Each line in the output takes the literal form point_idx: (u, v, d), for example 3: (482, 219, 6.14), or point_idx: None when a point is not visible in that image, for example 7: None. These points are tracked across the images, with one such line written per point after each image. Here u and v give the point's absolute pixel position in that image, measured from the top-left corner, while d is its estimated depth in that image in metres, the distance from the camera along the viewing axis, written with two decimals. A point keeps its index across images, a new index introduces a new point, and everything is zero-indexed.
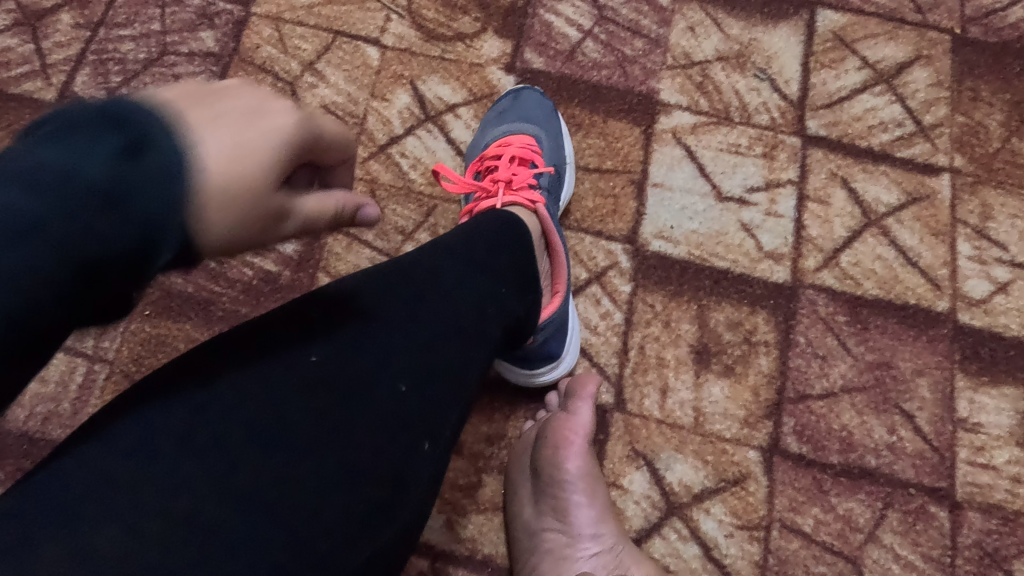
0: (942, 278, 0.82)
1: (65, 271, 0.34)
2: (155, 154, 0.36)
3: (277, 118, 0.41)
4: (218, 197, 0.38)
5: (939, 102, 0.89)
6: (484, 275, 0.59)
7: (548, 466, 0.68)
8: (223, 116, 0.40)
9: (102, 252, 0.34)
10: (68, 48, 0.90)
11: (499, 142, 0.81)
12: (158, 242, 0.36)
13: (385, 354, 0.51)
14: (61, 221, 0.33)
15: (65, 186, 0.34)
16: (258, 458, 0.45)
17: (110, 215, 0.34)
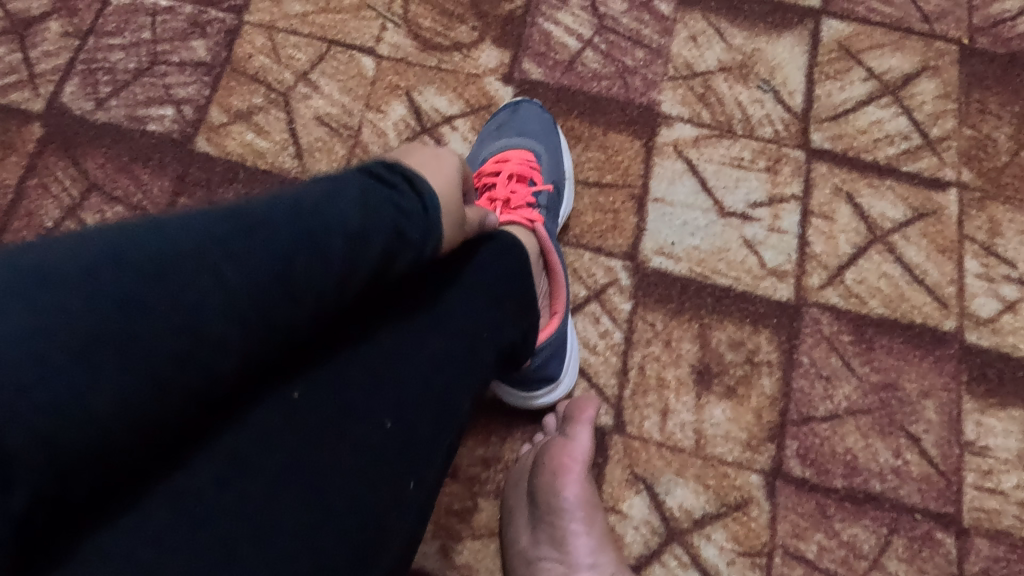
0: (949, 296, 0.80)
1: (358, 270, 0.43)
2: (419, 187, 0.48)
3: (457, 168, 0.54)
4: (448, 215, 0.50)
5: (947, 114, 0.87)
6: (477, 300, 0.57)
7: (546, 492, 0.67)
8: (431, 160, 0.52)
9: (386, 255, 0.44)
10: (56, 57, 0.88)
11: (497, 158, 0.79)
12: (417, 253, 0.47)
13: (373, 390, 0.48)
14: (365, 228, 0.43)
15: (363, 202, 0.44)
16: (243, 505, 0.40)
17: (397, 226, 0.45)
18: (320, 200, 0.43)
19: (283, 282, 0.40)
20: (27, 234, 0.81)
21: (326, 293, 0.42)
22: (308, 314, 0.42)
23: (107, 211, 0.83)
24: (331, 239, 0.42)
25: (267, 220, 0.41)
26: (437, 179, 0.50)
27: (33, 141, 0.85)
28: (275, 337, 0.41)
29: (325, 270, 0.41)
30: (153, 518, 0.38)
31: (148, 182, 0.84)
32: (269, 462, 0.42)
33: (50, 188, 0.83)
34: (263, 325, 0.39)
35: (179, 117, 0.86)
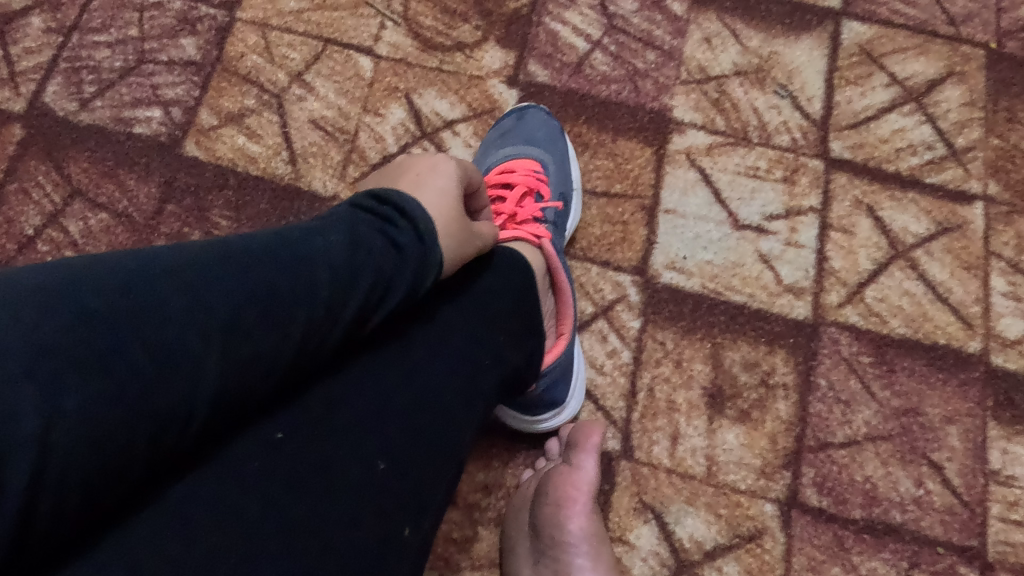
0: (973, 316, 0.76)
1: (348, 301, 0.43)
2: (414, 212, 0.48)
3: (453, 177, 0.54)
4: (449, 226, 0.50)
5: (973, 123, 0.83)
6: (478, 323, 0.53)
7: (550, 525, 0.63)
8: (423, 175, 0.53)
9: (377, 286, 0.45)
10: (38, 55, 0.83)
11: (501, 167, 0.76)
12: (411, 282, 0.46)
13: (365, 425, 0.44)
14: (349, 259, 0.44)
15: (353, 235, 0.45)
16: (213, 556, 0.36)
17: (388, 255, 0.46)
18: (309, 236, 0.44)
19: (267, 315, 0.40)
20: (6, 242, 0.77)
21: (316, 327, 0.42)
22: (299, 348, 0.41)
23: (91, 218, 0.79)
24: (314, 271, 0.42)
25: (254, 257, 0.41)
26: (430, 193, 0.51)
27: (13, 144, 0.81)
28: (263, 374, 0.40)
29: (311, 303, 0.41)
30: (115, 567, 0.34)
31: (134, 188, 0.80)
32: (245, 505, 0.39)
33: (31, 194, 0.79)
34: (250, 360, 0.39)
35: (167, 119, 0.82)
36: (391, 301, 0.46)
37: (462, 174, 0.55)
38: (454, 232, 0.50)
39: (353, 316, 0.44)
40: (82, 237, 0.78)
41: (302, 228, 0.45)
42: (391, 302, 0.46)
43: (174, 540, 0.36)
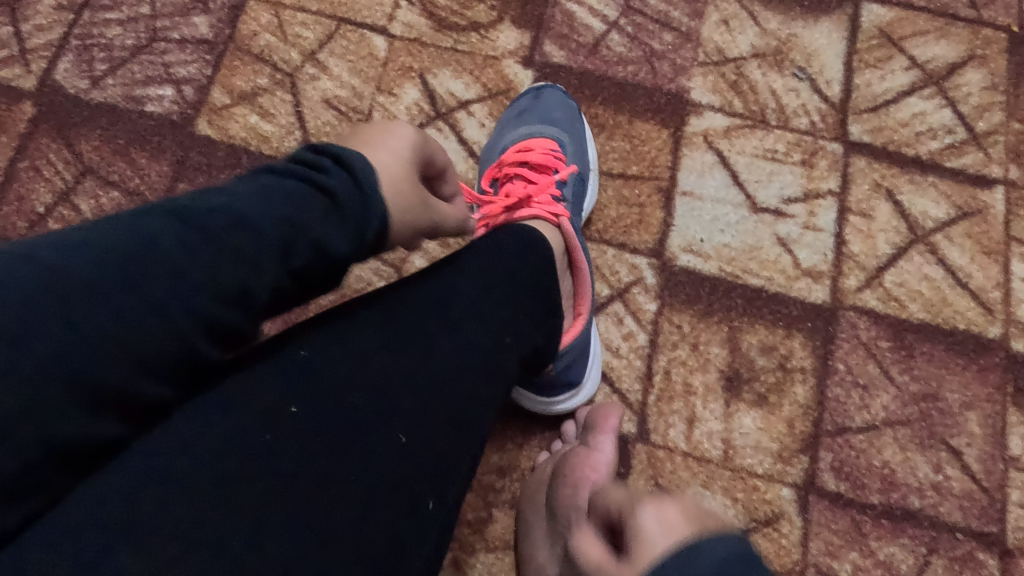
0: (994, 301, 0.75)
1: (269, 252, 0.40)
2: (349, 155, 0.45)
3: (409, 140, 0.50)
4: (393, 193, 0.46)
5: (994, 107, 0.82)
6: (498, 301, 0.53)
7: (566, 505, 0.62)
8: (374, 135, 0.49)
9: (305, 233, 0.42)
10: (49, 32, 0.83)
11: (518, 146, 0.75)
12: (350, 228, 0.43)
13: (375, 398, 0.43)
14: (263, 209, 0.41)
15: (266, 187, 0.42)
16: (219, 535, 0.36)
17: (315, 200, 0.43)
18: (226, 192, 0.42)
19: (167, 275, 0.38)
20: (18, 219, 0.77)
21: (233, 282, 0.39)
22: (213, 305, 0.39)
23: (102, 196, 0.78)
24: (225, 225, 0.40)
25: (155, 222, 0.39)
26: (380, 155, 0.47)
27: (24, 121, 0.80)
28: (172, 336, 0.38)
29: (222, 258, 0.39)
30: (108, 552, 0.34)
31: (146, 166, 0.79)
32: (260, 480, 0.38)
33: (42, 171, 0.78)
34: (147, 320, 0.37)
35: (179, 97, 0.81)
36: (327, 248, 0.42)
37: (423, 139, 0.51)
38: (399, 200, 0.46)
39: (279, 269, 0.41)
40: (93, 215, 0.77)
41: (216, 188, 0.42)
42: (326, 248, 0.42)
43: (175, 519, 0.36)
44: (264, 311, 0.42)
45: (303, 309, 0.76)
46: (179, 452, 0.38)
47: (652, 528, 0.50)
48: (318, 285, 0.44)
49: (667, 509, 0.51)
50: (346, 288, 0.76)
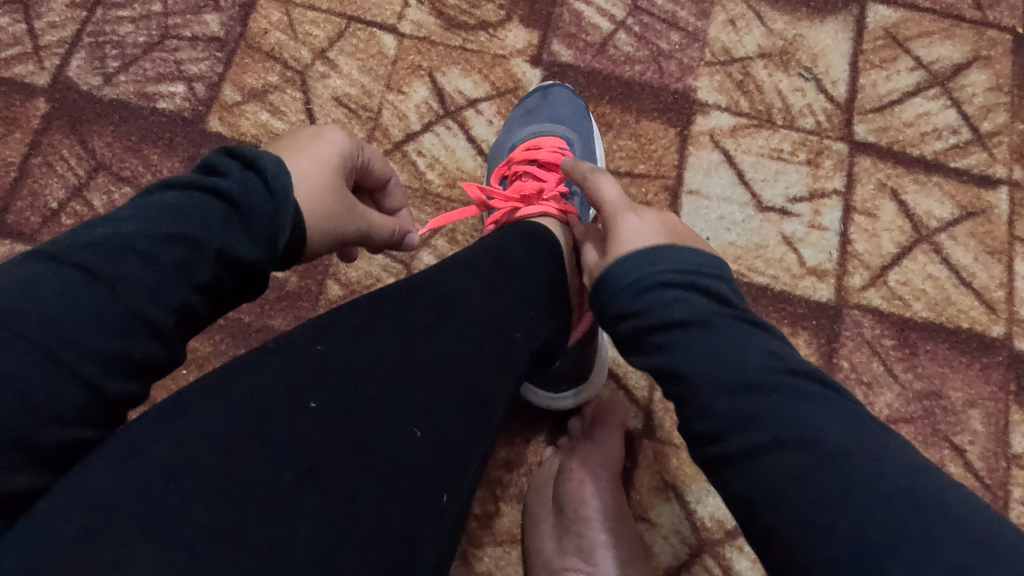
0: (997, 300, 0.76)
1: (172, 275, 0.40)
2: (260, 159, 0.45)
3: (337, 147, 0.53)
4: (318, 195, 0.49)
5: (998, 108, 0.83)
6: (507, 297, 0.53)
7: (573, 500, 0.64)
8: (303, 141, 0.52)
9: (209, 247, 0.41)
10: (62, 29, 0.83)
11: (526, 144, 0.76)
12: (258, 235, 0.44)
13: (385, 392, 0.44)
14: (155, 233, 0.40)
15: (163, 204, 0.42)
16: (239, 526, 0.37)
17: (216, 210, 0.43)
18: (117, 220, 0.41)
19: (62, 318, 0.37)
20: (31, 214, 0.77)
21: (138, 310, 0.39)
22: (113, 337, 0.38)
23: (114, 192, 0.79)
24: (126, 255, 0.39)
25: (47, 266, 0.38)
26: (307, 159, 0.50)
27: (37, 117, 0.81)
28: (69, 377, 0.36)
29: (123, 289, 0.39)
30: (132, 544, 0.34)
31: (158, 162, 0.80)
32: (276, 475, 0.39)
33: (55, 167, 0.79)
34: (39, 368, 0.35)
35: (190, 94, 0.82)
36: (234, 258, 0.42)
37: (351, 148, 0.54)
38: (326, 203, 0.49)
39: (184, 290, 0.41)
40: (106, 210, 0.78)
41: (112, 212, 0.42)
42: (235, 258, 0.42)
43: (193, 515, 0.36)
44: (176, 331, 0.41)
45: (313, 306, 0.76)
46: (194, 449, 0.38)
47: (631, 233, 0.53)
48: (230, 295, 0.44)
49: (649, 219, 0.55)
50: (355, 285, 0.77)
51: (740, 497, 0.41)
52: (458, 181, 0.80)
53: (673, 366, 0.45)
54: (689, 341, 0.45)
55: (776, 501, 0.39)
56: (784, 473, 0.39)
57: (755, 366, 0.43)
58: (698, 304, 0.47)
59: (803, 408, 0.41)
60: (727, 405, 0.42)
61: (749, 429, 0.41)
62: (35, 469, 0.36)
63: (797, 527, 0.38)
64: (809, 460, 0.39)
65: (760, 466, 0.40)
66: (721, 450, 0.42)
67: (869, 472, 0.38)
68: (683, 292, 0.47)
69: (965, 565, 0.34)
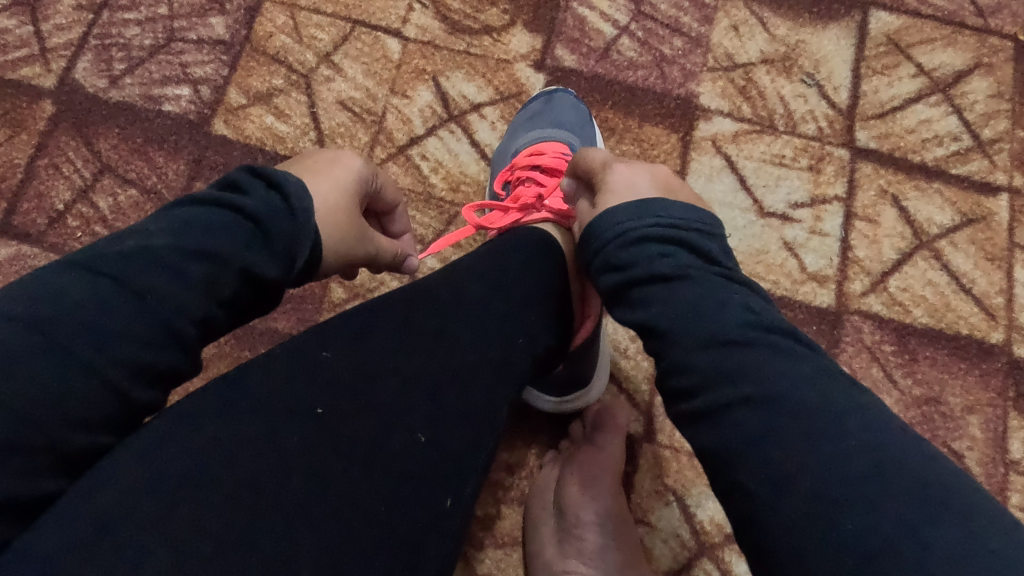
0: (997, 306, 0.77)
1: (194, 288, 0.41)
2: (284, 179, 0.46)
3: (354, 171, 0.53)
4: (335, 219, 0.50)
5: (1000, 115, 0.83)
6: (512, 303, 0.54)
7: (574, 504, 0.65)
8: (322, 164, 0.52)
9: (230, 262, 0.42)
10: (69, 32, 0.84)
11: (529, 150, 0.76)
12: (280, 252, 0.44)
13: (391, 399, 0.45)
14: (180, 246, 0.41)
15: (188, 220, 0.42)
16: (247, 534, 0.37)
17: (240, 227, 0.43)
18: (141, 233, 0.42)
19: (87, 327, 0.38)
20: (37, 216, 0.78)
21: (161, 322, 0.40)
22: (137, 347, 0.39)
23: (120, 194, 0.79)
24: (149, 268, 0.40)
25: (72, 277, 0.39)
26: (324, 183, 0.50)
27: (44, 119, 0.81)
28: (95, 385, 0.37)
29: (146, 302, 0.39)
30: (144, 550, 0.35)
31: (163, 165, 0.80)
32: (280, 481, 0.39)
33: (61, 169, 0.80)
34: (67, 374, 0.37)
35: (196, 97, 0.82)
36: (255, 275, 0.43)
37: (368, 172, 0.55)
38: (341, 228, 0.50)
39: (206, 301, 0.41)
40: (112, 212, 0.79)
41: (138, 226, 0.43)
42: (257, 276, 0.43)
43: (204, 522, 0.37)
44: (197, 342, 0.42)
45: (316, 308, 0.77)
46: (203, 456, 0.39)
47: (624, 188, 0.54)
48: (250, 308, 0.45)
49: (640, 172, 0.56)
50: (359, 288, 0.78)
51: (708, 450, 0.42)
52: (462, 185, 0.81)
53: (653, 320, 0.46)
54: (670, 296, 0.46)
55: (740, 455, 0.39)
56: (750, 429, 0.40)
57: (732, 321, 0.44)
58: (683, 260, 0.47)
59: (776, 367, 0.41)
60: (702, 360, 0.43)
61: (721, 385, 0.42)
62: (56, 473, 0.37)
63: (758, 481, 0.38)
64: (776, 418, 0.39)
65: (728, 422, 0.41)
66: (694, 405, 0.43)
67: (832, 432, 0.38)
68: (667, 248, 0.48)
69: (908, 517, 0.34)
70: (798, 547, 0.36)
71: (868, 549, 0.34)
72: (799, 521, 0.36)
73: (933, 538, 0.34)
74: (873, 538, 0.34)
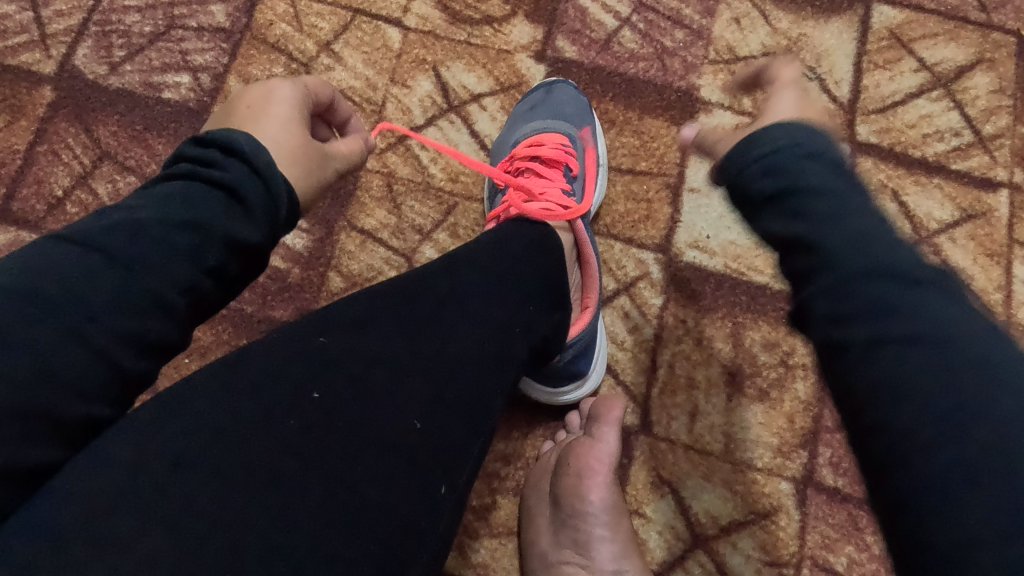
0: (994, 303, 0.77)
1: (183, 259, 0.41)
2: (233, 139, 0.45)
3: (289, 100, 0.52)
4: (290, 155, 0.50)
5: (1001, 111, 0.83)
6: (506, 290, 0.54)
7: (570, 494, 0.65)
8: (255, 106, 0.52)
9: (214, 232, 0.42)
10: (69, 18, 0.83)
11: (529, 141, 0.76)
12: (259, 217, 0.44)
13: (386, 383, 0.45)
14: (165, 219, 0.41)
15: (169, 195, 0.43)
16: (246, 516, 0.37)
17: (218, 199, 0.43)
18: (124, 210, 0.42)
19: (76, 299, 0.38)
20: (36, 202, 0.78)
21: (151, 292, 0.40)
22: (129, 318, 0.39)
23: (119, 180, 0.79)
24: (139, 242, 0.40)
25: (63, 252, 0.39)
26: (270, 125, 0.50)
27: (44, 106, 0.81)
28: (88, 354, 0.38)
29: (136, 273, 0.40)
30: (138, 529, 0.35)
31: (163, 152, 0.80)
32: (278, 465, 0.39)
33: (60, 155, 0.80)
34: (62, 343, 0.37)
35: (195, 84, 0.82)
36: (239, 242, 0.43)
37: (302, 93, 0.54)
38: (301, 163, 0.50)
39: (193, 271, 0.41)
40: (110, 199, 0.79)
41: (122, 203, 0.43)
42: (240, 243, 0.43)
43: (198, 504, 0.37)
44: (187, 314, 0.42)
45: (314, 297, 0.77)
46: (199, 438, 0.39)
47: None
48: (237, 278, 0.45)
49: None
50: (358, 277, 0.78)
51: (848, 386, 0.35)
52: (461, 175, 0.81)
53: (814, 234, 0.38)
54: (831, 215, 0.39)
55: (898, 394, 0.33)
56: (917, 371, 0.33)
57: (904, 258, 0.37)
58: (838, 183, 0.40)
59: (955, 316, 0.35)
60: (863, 291, 0.36)
61: (891, 320, 0.35)
62: (55, 443, 0.37)
63: (922, 426, 0.32)
64: (946, 364, 0.33)
65: (890, 356, 0.34)
66: (838, 335, 0.36)
67: (1013, 389, 0.32)
68: (821, 167, 0.41)
69: None
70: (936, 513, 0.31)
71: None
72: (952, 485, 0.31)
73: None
74: None
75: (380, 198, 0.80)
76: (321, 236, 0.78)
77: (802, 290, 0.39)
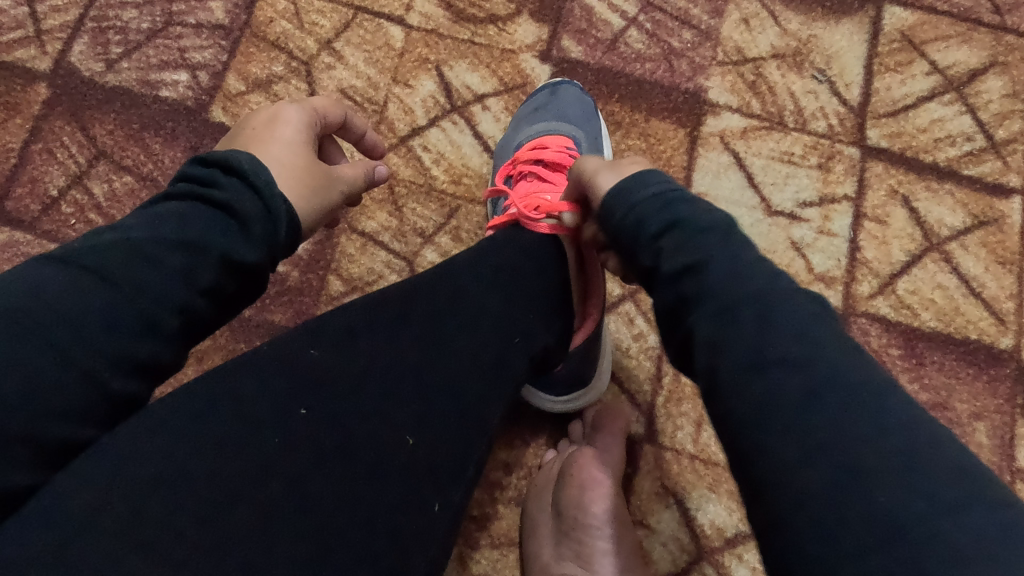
0: (1007, 312, 0.75)
1: (175, 279, 0.40)
2: (233, 159, 0.44)
3: (296, 124, 0.52)
4: (293, 177, 0.48)
5: (1014, 115, 0.81)
6: (507, 302, 0.52)
7: (572, 506, 0.64)
8: (261, 129, 0.51)
9: (209, 251, 0.41)
10: (65, 13, 0.82)
11: (531, 144, 0.74)
12: (256, 236, 0.43)
13: (377, 400, 0.43)
14: (159, 237, 0.40)
15: (164, 213, 0.42)
16: (218, 537, 0.36)
17: (215, 219, 0.42)
18: (117, 229, 0.41)
19: (66, 318, 0.36)
20: (31, 202, 0.77)
21: (142, 313, 0.38)
22: (118, 339, 0.37)
23: (115, 180, 0.78)
24: (130, 259, 0.39)
25: (52, 270, 0.38)
26: (275, 146, 0.49)
27: (38, 103, 0.79)
28: (75, 375, 0.36)
29: (126, 293, 0.38)
30: (111, 557, 0.33)
31: (160, 152, 0.79)
32: (257, 485, 0.38)
33: (55, 154, 0.78)
34: (47, 363, 0.35)
35: (194, 83, 0.81)
36: (234, 261, 0.42)
37: (310, 120, 0.53)
38: (303, 185, 0.48)
39: (186, 291, 0.40)
40: (106, 199, 0.77)
41: (117, 222, 0.42)
42: (236, 263, 0.42)
43: (174, 528, 0.35)
44: (180, 335, 0.41)
45: (314, 301, 0.76)
46: (181, 458, 0.37)
47: None
48: (233, 299, 0.44)
49: None
50: (358, 281, 0.76)
51: (727, 414, 0.39)
52: (463, 177, 0.79)
53: (696, 261, 0.43)
54: (718, 246, 0.43)
55: (764, 419, 0.37)
56: (787, 391, 0.37)
57: (782, 286, 0.41)
58: (717, 217, 0.45)
59: (824, 338, 0.39)
60: (741, 314, 0.40)
61: (761, 343, 0.39)
62: (36, 465, 0.35)
63: (787, 446, 0.36)
64: (812, 382, 0.37)
65: (760, 380, 0.38)
66: (715, 362, 0.40)
67: (870, 407, 0.35)
68: (703, 206, 0.46)
69: (950, 505, 0.32)
70: (809, 525, 0.34)
71: (873, 522, 0.32)
72: (822, 498, 0.34)
73: (970, 523, 0.31)
74: (908, 515, 0.32)
75: (382, 200, 0.78)
76: (320, 238, 0.77)
77: (678, 317, 0.43)
